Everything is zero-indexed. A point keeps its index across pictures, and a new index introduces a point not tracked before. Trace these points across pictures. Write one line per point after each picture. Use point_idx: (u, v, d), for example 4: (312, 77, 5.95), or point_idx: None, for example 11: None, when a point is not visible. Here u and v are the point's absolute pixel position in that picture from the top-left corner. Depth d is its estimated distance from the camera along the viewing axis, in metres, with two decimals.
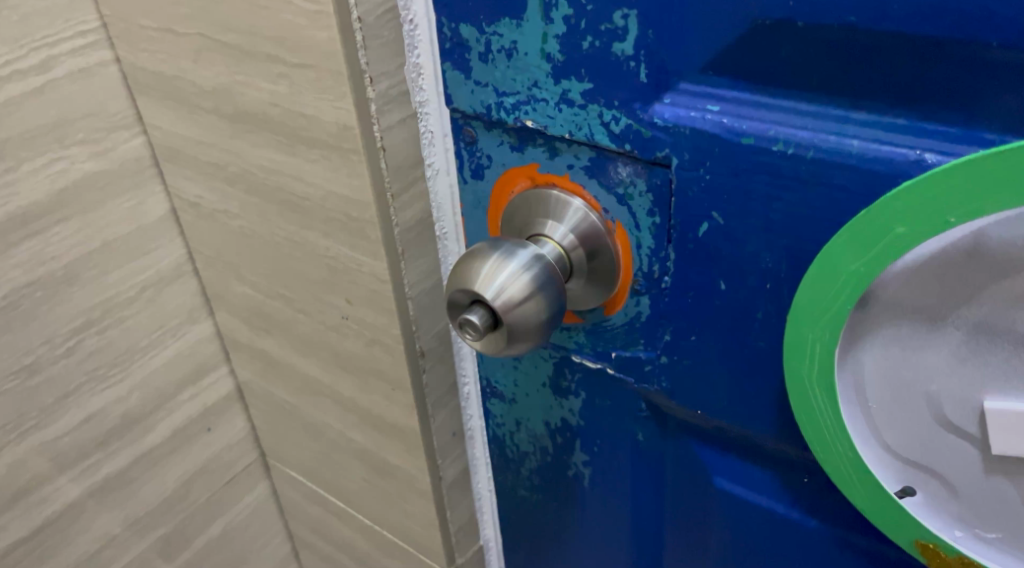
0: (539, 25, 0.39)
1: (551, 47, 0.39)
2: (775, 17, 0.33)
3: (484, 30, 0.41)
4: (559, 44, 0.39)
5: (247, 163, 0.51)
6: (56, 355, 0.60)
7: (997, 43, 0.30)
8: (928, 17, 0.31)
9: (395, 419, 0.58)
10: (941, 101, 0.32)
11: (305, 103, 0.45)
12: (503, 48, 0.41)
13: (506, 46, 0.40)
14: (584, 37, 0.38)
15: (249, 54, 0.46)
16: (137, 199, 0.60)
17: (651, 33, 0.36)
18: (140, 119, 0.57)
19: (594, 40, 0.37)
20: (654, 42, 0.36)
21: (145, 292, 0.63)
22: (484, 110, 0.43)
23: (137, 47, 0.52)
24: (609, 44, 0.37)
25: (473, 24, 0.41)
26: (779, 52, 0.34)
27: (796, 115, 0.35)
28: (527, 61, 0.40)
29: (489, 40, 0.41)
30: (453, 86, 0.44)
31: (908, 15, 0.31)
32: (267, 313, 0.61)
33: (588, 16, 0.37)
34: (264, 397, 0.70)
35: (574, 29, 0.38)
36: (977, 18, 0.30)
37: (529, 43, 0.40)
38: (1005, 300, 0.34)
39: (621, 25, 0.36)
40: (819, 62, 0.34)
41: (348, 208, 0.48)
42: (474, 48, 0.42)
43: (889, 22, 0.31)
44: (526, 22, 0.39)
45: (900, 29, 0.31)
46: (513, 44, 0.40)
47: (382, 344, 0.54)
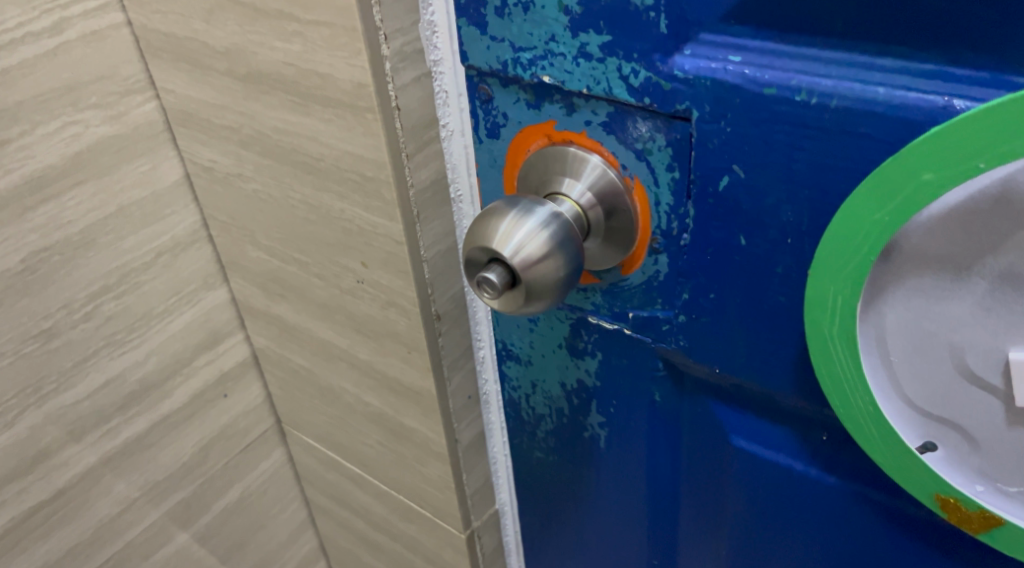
0: None
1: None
2: None
3: None
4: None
5: (261, 125, 0.51)
6: (74, 320, 0.60)
7: None
8: None
9: (411, 382, 0.59)
10: (970, 45, 0.32)
11: (319, 62, 0.44)
12: (520, 2, 0.40)
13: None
14: None
15: (263, 13, 0.45)
16: (151, 164, 0.60)
17: None
18: (152, 84, 0.57)
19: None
20: None
21: (160, 258, 0.63)
22: (500, 66, 0.43)
23: (149, 9, 0.52)
24: None
25: None
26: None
27: (820, 63, 0.34)
28: (545, 14, 0.40)
29: None
30: (469, 42, 0.43)
31: None
32: (283, 278, 0.61)
33: None
34: (280, 363, 0.71)
35: None
36: None
37: None
38: None
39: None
40: (845, 7, 0.33)
41: (363, 168, 0.47)
42: (490, 2, 0.41)
43: None
44: None
45: None
46: None
47: (398, 306, 0.54)
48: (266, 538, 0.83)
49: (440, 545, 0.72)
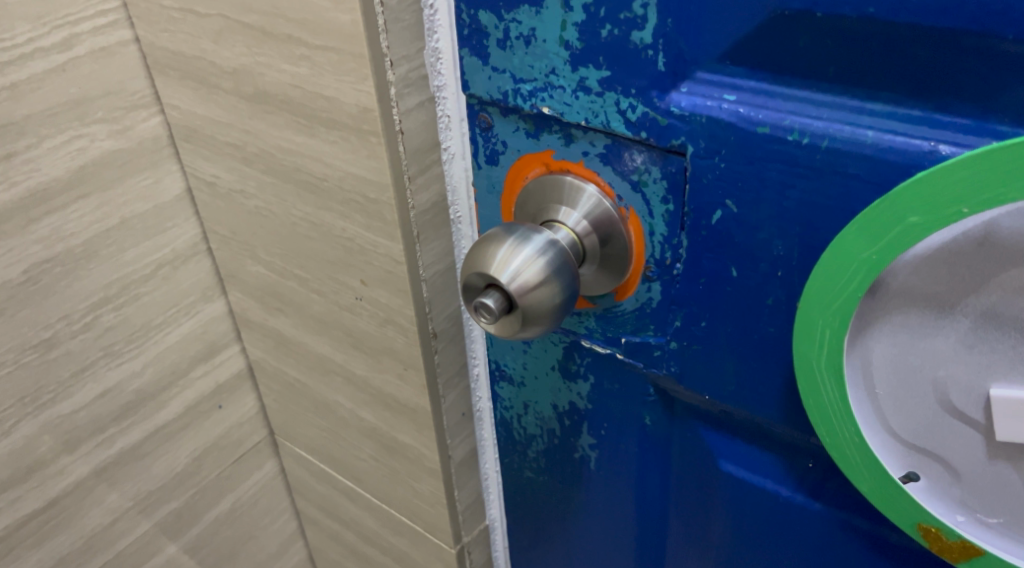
0: (558, 13, 0.39)
1: (569, 35, 0.39)
2: (795, 8, 0.34)
3: (503, 18, 0.41)
4: (577, 32, 0.39)
5: (266, 143, 0.53)
6: (74, 330, 0.60)
7: (1012, 36, 0.31)
8: (947, 10, 0.31)
9: (407, 398, 0.59)
10: (956, 93, 0.33)
11: (326, 85, 0.45)
12: (522, 35, 0.41)
13: (524, 34, 0.41)
14: (603, 25, 0.38)
15: (271, 35, 0.46)
16: (154, 178, 0.61)
17: (671, 21, 0.36)
18: (158, 100, 0.58)
19: (613, 29, 0.38)
20: (673, 31, 0.37)
21: (160, 270, 0.64)
22: (501, 96, 0.44)
23: (158, 27, 0.53)
24: (628, 32, 0.37)
25: (492, 11, 0.42)
26: (797, 43, 0.35)
27: (811, 105, 0.36)
28: (546, 48, 0.40)
29: (507, 27, 0.41)
30: (470, 71, 0.44)
31: (927, 7, 0.31)
32: (281, 293, 0.63)
33: (608, 4, 0.37)
34: (276, 375, 0.72)
35: (593, 17, 0.38)
36: (994, 12, 0.31)
37: (547, 31, 0.40)
38: (1013, 290, 0.35)
39: (640, 13, 0.37)
40: (837, 52, 0.34)
41: (366, 190, 0.48)
42: (493, 35, 0.42)
43: (907, 13, 0.32)
44: (546, 9, 0.39)
45: (916, 21, 0.32)
46: (531, 31, 0.41)
47: (396, 324, 0.55)
48: (255, 549, 0.84)
49: (430, 560, 0.72)
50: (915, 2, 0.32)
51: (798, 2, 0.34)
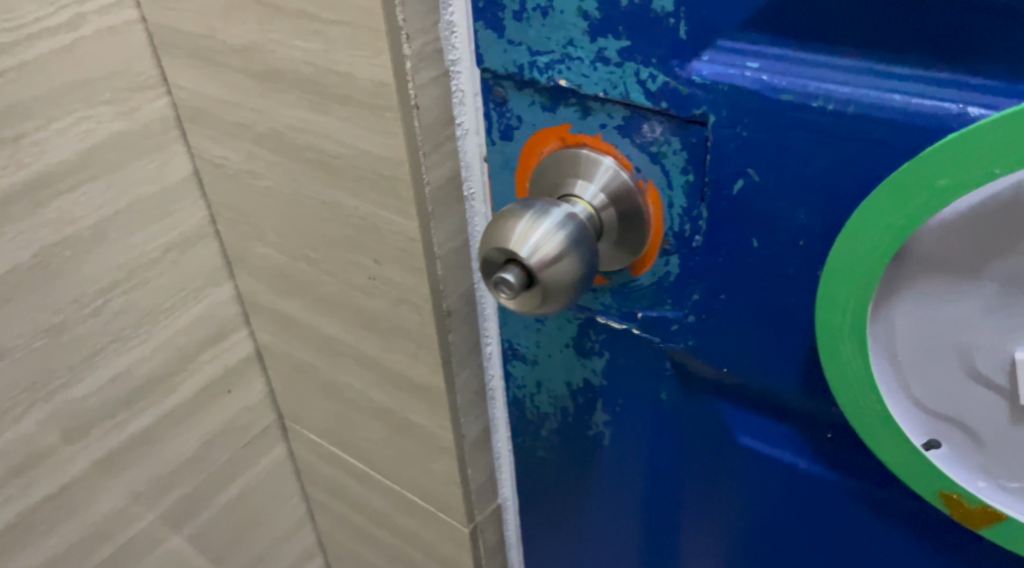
0: None
1: (588, 5, 0.39)
2: None
3: None
4: (595, 2, 0.39)
5: (275, 122, 0.53)
6: (83, 315, 0.60)
7: None
8: None
9: (419, 378, 0.59)
10: (986, 55, 0.33)
11: (340, 60, 0.45)
12: (539, 7, 0.41)
13: (541, 6, 0.40)
14: None
15: (283, 11, 0.46)
16: (161, 160, 0.60)
17: None
18: (164, 80, 0.58)
19: None
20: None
21: (168, 253, 0.64)
22: (516, 69, 0.43)
23: (164, 5, 0.53)
24: (649, 1, 0.37)
25: None
26: (823, 8, 0.34)
27: (837, 70, 0.35)
28: (563, 18, 0.40)
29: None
30: (485, 44, 0.44)
31: None
32: (290, 275, 0.63)
33: None
34: (284, 358, 0.72)
35: None
36: None
37: (565, 1, 0.40)
38: None
39: None
40: (864, 16, 0.34)
41: (380, 166, 0.48)
42: (508, 7, 0.42)
43: None
44: None
45: None
46: (549, 2, 0.40)
47: (409, 303, 0.55)
48: (265, 533, 0.84)
49: (442, 540, 0.72)
50: None
51: None
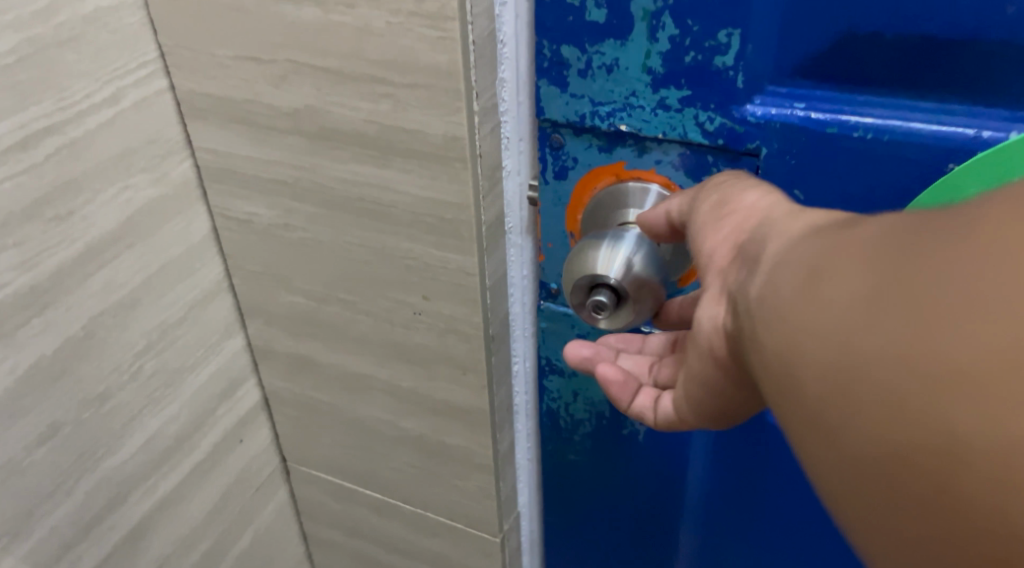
0: (643, 44, 0.46)
1: (653, 62, 0.46)
2: (865, 31, 0.42)
3: (587, 50, 0.47)
4: (660, 60, 0.46)
5: (322, 178, 0.56)
6: (124, 380, 0.60)
7: None
8: (995, 27, 0.40)
9: (460, 401, 0.64)
10: (996, 91, 0.42)
11: (410, 119, 0.50)
12: (604, 64, 0.47)
13: (607, 64, 0.47)
14: (688, 52, 0.45)
15: (349, 77, 0.50)
16: (186, 221, 0.62)
17: (751, 47, 0.44)
18: (188, 144, 0.60)
19: (698, 55, 0.45)
20: (752, 54, 0.44)
21: (191, 311, 0.65)
22: (577, 118, 0.50)
23: (202, 75, 0.55)
24: (712, 57, 0.45)
25: (575, 44, 0.47)
26: (864, 58, 0.43)
27: (872, 106, 0.44)
28: (628, 74, 0.47)
29: (590, 58, 0.47)
30: (546, 97, 0.50)
31: (978, 26, 0.40)
32: (318, 319, 0.66)
33: (694, 35, 0.44)
34: (297, 400, 0.75)
35: (679, 46, 0.45)
36: None
37: (630, 60, 0.47)
38: None
39: (724, 42, 0.44)
40: (898, 64, 0.42)
41: (442, 210, 0.53)
42: (573, 66, 0.48)
43: (961, 31, 0.40)
44: (630, 42, 0.46)
45: (967, 36, 0.40)
46: (614, 60, 0.47)
47: (458, 332, 0.59)
48: None
49: (466, 553, 0.77)
50: (969, 22, 0.40)
51: (869, 27, 0.42)
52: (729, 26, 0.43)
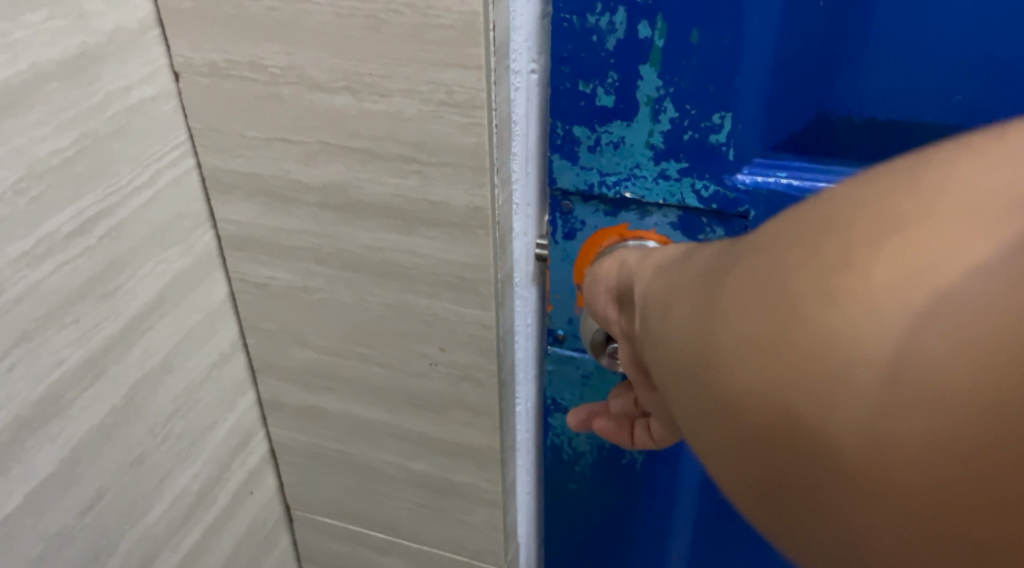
0: (647, 124, 0.54)
1: (654, 138, 0.55)
2: (838, 113, 0.53)
3: (597, 130, 0.56)
4: (662, 136, 0.54)
5: (346, 244, 0.61)
6: (156, 442, 0.64)
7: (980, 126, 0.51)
8: (940, 111, 0.51)
9: (472, 441, 0.69)
10: None
11: (436, 192, 0.55)
12: (612, 142, 0.56)
13: (615, 141, 0.55)
14: (686, 130, 0.54)
15: (379, 155, 0.55)
16: (207, 288, 0.66)
17: (740, 126, 0.53)
18: (211, 216, 0.64)
19: (694, 134, 0.54)
20: (742, 132, 0.53)
21: (211, 371, 0.69)
22: (587, 187, 0.58)
23: (231, 154, 0.60)
24: (707, 135, 0.53)
25: (586, 125, 0.56)
26: (833, 135, 0.54)
27: (841, 174, 0.54)
28: (633, 149, 0.55)
29: (600, 137, 0.56)
30: (559, 168, 0.58)
31: (927, 111, 0.51)
32: (333, 373, 0.70)
33: (692, 117, 0.53)
34: (305, 450, 0.78)
35: (679, 126, 0.54)
36: (968, 112, 0.51)
37: (636, 138, 0.55)
38: None
39: (718, 123, 0.53)
40: (864, 139, 0.53)
41: (462, 270, 0.59)
42: (584, 143, 0.56)
43: (913, 114, 0.52)
44: (635, 123, 0.54)
45: (917, 118, 0.52)
46: (621, 138, 0.55)
47: (472, 379, 0.65)
48: None
49: None
50: (920, 109, 0.51)
51: (840, 110, 0.53)
52: (723, 110, 0.52)
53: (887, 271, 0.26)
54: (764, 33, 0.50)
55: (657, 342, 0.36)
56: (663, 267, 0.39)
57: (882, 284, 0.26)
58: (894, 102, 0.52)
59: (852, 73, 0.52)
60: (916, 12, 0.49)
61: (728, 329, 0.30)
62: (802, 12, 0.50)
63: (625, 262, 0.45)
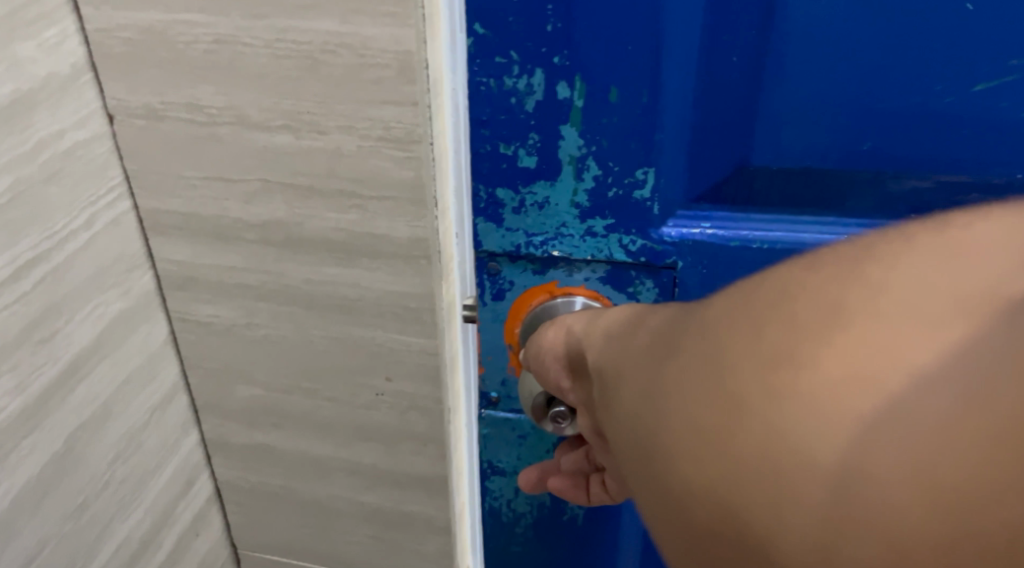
0: (571, 183, 0.58)
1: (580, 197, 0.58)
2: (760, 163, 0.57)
3: (521, 191, 0.59)
4: (586, 195, 0.58)
5: (289, 280, 0.62)
6: (98, 489, 0.63)
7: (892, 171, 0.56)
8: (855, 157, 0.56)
9: (421, 470, 0.70)
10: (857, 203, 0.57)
11: (377, 226, 0.57)
12: (536, 203, 0.59)
13: (540, 202, 0.59)
14: (611, 187, 0.58)
15: (320, 191, 0.56)
16: (147, 330, 0.65)
17: (663, 180, 0.57)
18: (150, 257, 0.63)
19: (618, 192, 0.58)
20: (665, 185, 0.57)
21: (154, 414, 0.68)
22: (513, 248, 0.62)
23: (169, 194, 0.60)
24: (631, 191, 0.57)
25: (510, 187, 0.59)
26: (752, 185, 0.58)
27: (763, 221, 0.59)
28: (558, 209, 0.59)
29: (524, 198, 0.59)
30: (484, 232, 0.61)
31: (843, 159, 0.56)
32: (279, 409, 0.70)
33: (616, 173, 0.57)
34: (252, 489, 0.78)
35: (603, 182, 0.57)
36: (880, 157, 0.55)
37: (559, 197, 0.59)
38: None
39: (641, 179, 0.57)
40: (780, 184, 0.58)
41: (406, 301, 0.60)
42: (508, 205, 0.60)
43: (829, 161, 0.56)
44: (559, 183, 0.58)
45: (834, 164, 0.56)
46: (546, 199, 0.59)
47: (419, 408, 0.66)
48: None
49: None
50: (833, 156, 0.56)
51: (765, 160, 0.57)
52: (644, 166, 0.56)
53: (840, 364, 0.29)
54: (684, 87, 0.54)
55: (614, 410, 0.39)
56: (618, 333, 0.43)
57: (824, 382, 0.29)
58: (810, 153, 0.56)
59: (767, 123, 0.56)
60: (829, 70, 0.53)
61: (680, 410, 0.33)
62: (715, 68, 0.54)
63: (573, 330, 0.50)
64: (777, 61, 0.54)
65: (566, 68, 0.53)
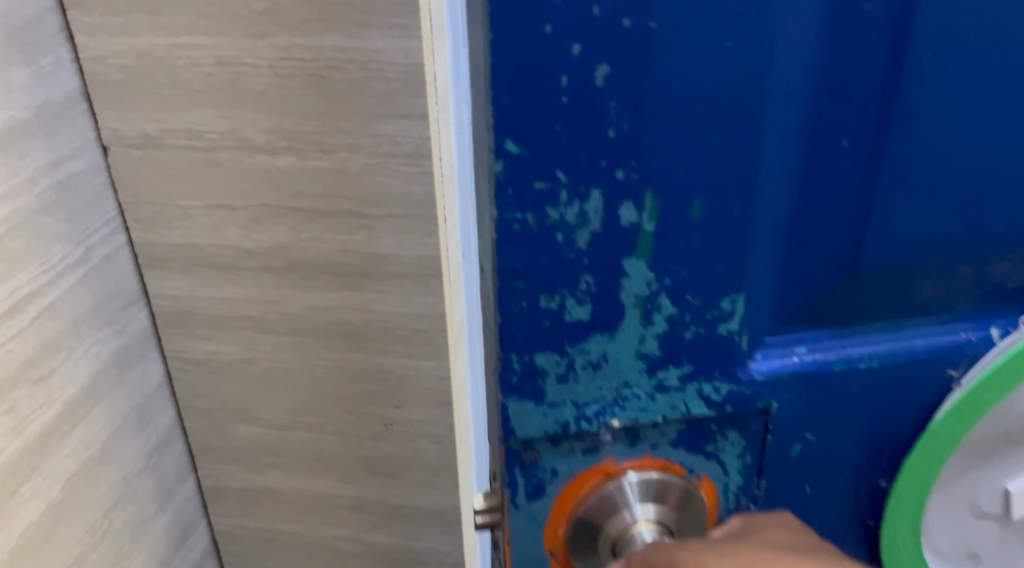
0: (636, 330, 0.38)
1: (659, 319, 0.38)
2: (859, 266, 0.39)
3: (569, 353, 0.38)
4: (657, 342, 0.38)
5: (292, 308, 0.60)
6: (95, 540, 0.60)
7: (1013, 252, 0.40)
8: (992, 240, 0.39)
9: (432, 502, 0.68)
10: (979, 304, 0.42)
11: (385, 245, 0.56)
12: (589, 363, 0.39)
13: (593, 361, 0.38)
14: (689, 328, 0.38)
15: (325, 213, 0.55)
16: (143, 370, 0.63)
17: (787, 395, 0.41)
18: (145, 293, 0.61)
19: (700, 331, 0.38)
20: (794, 395, 0.42)
21: (150, 459, 0.65)
22: (560, 427, 0.40)
23: (166, 225, 0.58)
24: (713, 328, 0.38)
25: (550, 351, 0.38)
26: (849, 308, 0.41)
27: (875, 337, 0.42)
28: (618, 366, 0.39)
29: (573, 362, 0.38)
30: (520, 414, 0.40)
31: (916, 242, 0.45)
32: (280, 447, 0.68)
33: (696, 308, 0.38)
34: (251, 535, 0.74)
35: (679, 324, 0.38)
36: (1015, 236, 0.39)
37: (620, 351, 0.38)
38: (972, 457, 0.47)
39: (727, 309, 0.38)
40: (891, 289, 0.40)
41: (415, 323, 0.59)
42: (551, 372, 0.39)
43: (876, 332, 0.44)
44: (620, 332, 0.38)
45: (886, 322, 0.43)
46: (601, 356, 0.38)
47: (429, 436, 0.64)
48: None
49: None
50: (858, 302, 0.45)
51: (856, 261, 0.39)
52: (733, 293, 0.38)
53: None
54: (778, 192, 0.36)
55: None
56: None
57: None
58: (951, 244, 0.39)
59: (881, 215, 0.37)
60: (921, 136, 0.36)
61: None
62: (821, 156, 0.36)
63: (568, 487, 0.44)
64: (898, 130, 0.35)
65: (615, 121, 0.33)
